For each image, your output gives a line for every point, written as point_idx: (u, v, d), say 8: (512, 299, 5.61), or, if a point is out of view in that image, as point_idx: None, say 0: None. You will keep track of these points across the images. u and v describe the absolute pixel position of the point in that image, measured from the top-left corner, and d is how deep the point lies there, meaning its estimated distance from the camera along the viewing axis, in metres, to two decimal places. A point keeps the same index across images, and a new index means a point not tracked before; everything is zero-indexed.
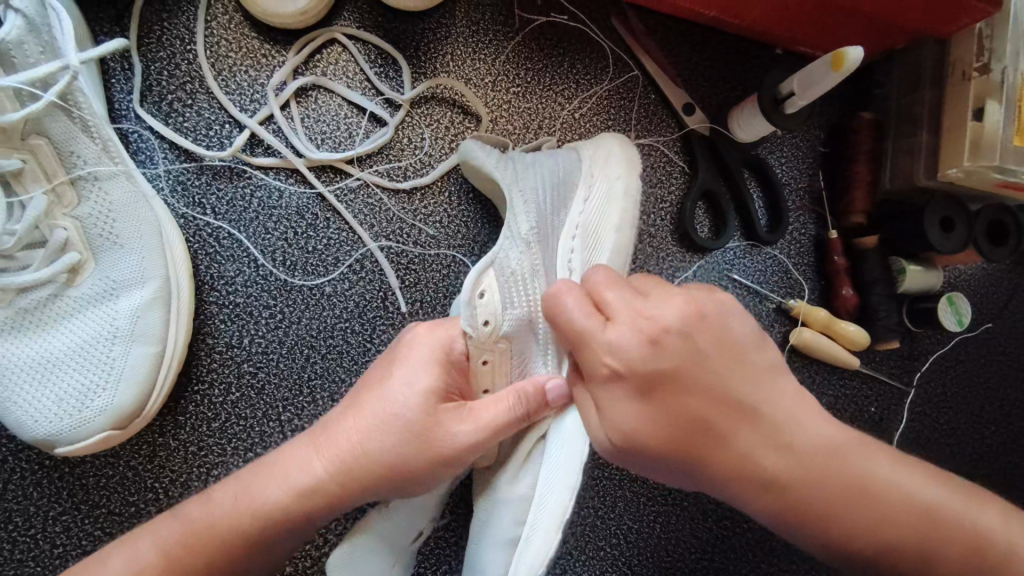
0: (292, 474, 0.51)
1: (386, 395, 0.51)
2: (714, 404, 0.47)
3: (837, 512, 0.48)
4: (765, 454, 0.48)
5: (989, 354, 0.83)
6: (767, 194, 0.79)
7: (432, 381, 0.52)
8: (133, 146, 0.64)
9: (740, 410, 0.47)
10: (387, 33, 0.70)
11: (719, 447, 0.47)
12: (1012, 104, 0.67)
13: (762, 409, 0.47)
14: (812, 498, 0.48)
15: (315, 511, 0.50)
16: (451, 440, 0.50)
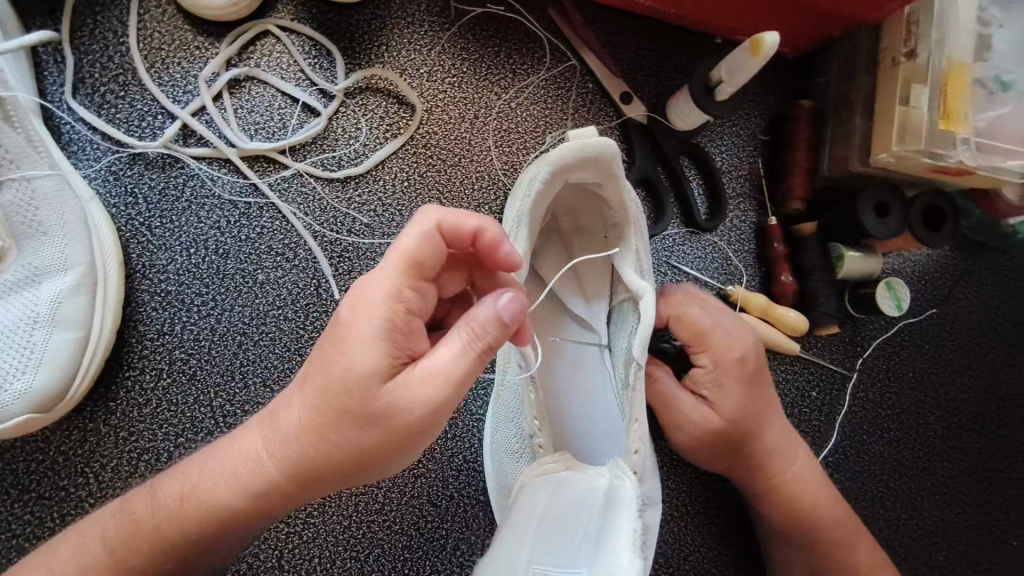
0: (253, 447, 0.49)
1: (319, 369, 0.46)
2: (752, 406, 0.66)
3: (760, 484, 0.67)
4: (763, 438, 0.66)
5: (933, 340, 0.84)
6: (706, 182, 0.79)
7: (366, 348, 0.44)
8: (65, 137, 0.65)
9: (753, 412, 0.66)
10: (321, 25, 0.71)
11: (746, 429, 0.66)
12: (937, 89, 0.66)
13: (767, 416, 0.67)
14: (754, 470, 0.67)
15: (276, 486, 0.49)
16: (400, 412, 0.44)
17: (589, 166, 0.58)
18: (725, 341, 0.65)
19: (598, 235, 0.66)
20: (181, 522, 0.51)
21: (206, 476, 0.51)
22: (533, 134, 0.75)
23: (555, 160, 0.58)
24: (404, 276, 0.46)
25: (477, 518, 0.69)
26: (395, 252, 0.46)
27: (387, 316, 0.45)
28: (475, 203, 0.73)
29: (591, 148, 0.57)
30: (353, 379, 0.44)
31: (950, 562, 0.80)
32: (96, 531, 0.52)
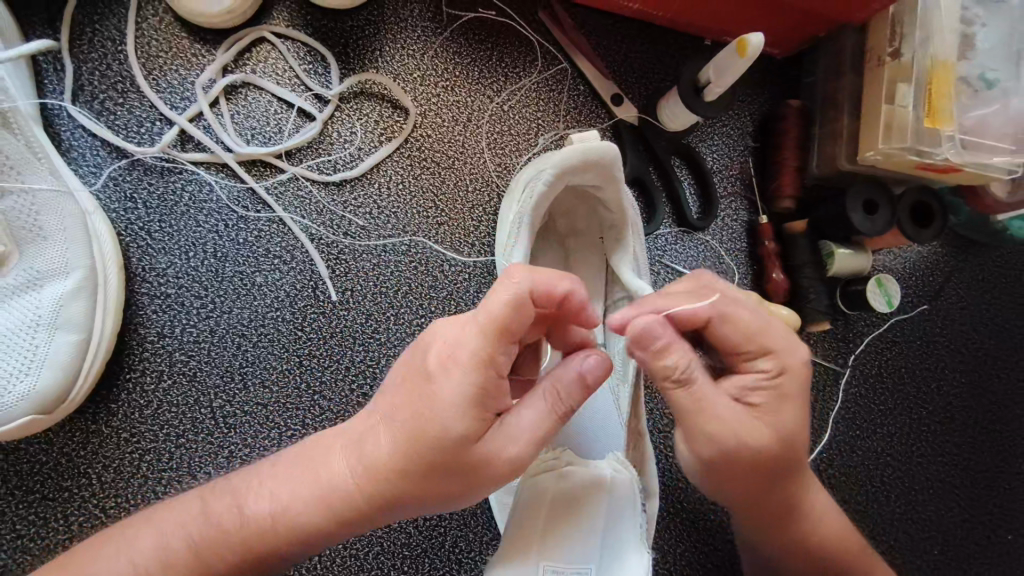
0: (333, 467, 0.48)
1: (413, 416, 0.44)
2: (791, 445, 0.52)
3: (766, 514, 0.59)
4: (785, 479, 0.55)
5: (924, 336, 0.84)
6: (697, 181, 0.80)
7: (461, 412, 0.43)
8: (65, 144, 0.66)
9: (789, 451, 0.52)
10: (316, 31, 0.72)
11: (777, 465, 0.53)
12: (921, 87, 0.67)
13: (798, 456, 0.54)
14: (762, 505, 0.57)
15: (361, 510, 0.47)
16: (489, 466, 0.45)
17: (590, 169, 0.59)
18: (788, 348, 0.50)
19: (595, 236, 0.67)
20: (266, 538, 0.49)
21: (286, 497, 0.49)
22: (526, 136, 0.77)
23: (559, 164, 0.58)
24: (488, 348, 0.43)
25: (475, 516, 0.70)
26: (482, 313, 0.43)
27: (477, 380, 0.43)
28: (470, 204, 0.74)
29: (593, 151, 0.57)
30: (453, 437, 0.44)
31: (945, 556, 0.80)
32: (179, 531, 0.51)
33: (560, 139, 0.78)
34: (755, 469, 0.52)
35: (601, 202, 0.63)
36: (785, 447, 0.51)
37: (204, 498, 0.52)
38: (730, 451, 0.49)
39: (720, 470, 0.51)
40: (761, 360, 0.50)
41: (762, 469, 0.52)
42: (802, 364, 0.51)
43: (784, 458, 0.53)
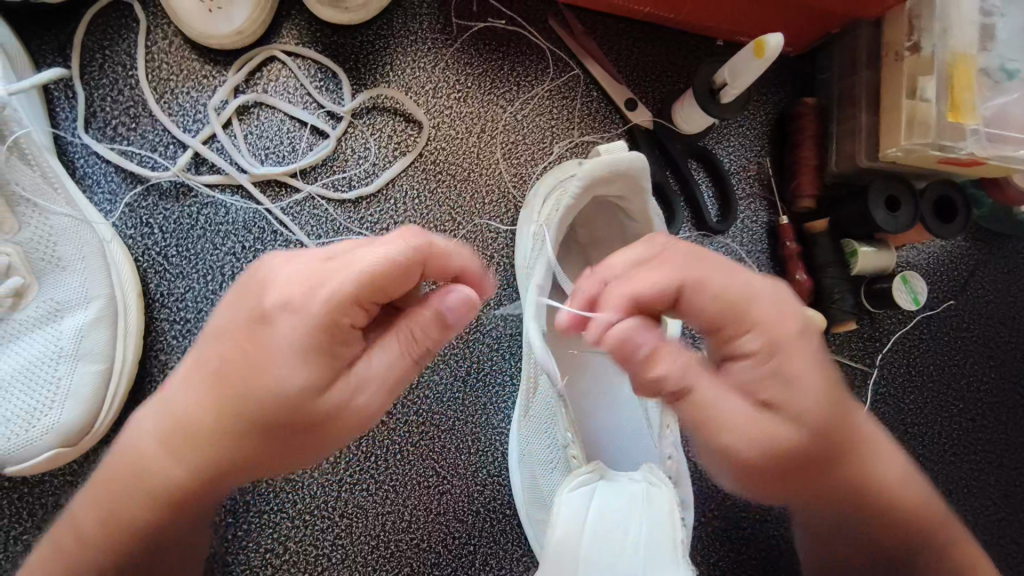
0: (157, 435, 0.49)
1: (238, 365, 0.46)
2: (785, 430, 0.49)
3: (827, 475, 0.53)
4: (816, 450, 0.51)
5: (952, 331, 0.83)
6: (714, 183, 0.79)
7: (295, 364, 0.45)
8: (80, 172, 0.65)
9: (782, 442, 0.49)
10: (326, 47, 0.72)
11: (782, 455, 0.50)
12: (943, 78, 0.66)
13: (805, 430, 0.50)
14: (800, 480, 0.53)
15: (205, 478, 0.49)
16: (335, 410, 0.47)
17: (619, 181, 0.58)
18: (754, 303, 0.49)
19: (617, 245, 0.65)
20: (117, 532, 0.49)
21: (129, 483, 0.49)
22: (541, 145, 0.76)
23: (592, 171, 0.57)
24: (337, 305, 0.45)
25: (505, 532, 0.69)
26: (335, 285, 0.45)
27: (314, 329, 0.45)
28: (487, 216, 0.73)
29: (621, 163, 0.56)
30: (286, 387, 0.45)
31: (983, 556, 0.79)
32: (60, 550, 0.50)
33: (575, 146, 0.77)
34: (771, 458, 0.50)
35: (626, 212, 0.62)
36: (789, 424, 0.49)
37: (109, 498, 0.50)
38: (755, 429, 0.48)
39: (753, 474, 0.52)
40: (752, 338, 0.49)
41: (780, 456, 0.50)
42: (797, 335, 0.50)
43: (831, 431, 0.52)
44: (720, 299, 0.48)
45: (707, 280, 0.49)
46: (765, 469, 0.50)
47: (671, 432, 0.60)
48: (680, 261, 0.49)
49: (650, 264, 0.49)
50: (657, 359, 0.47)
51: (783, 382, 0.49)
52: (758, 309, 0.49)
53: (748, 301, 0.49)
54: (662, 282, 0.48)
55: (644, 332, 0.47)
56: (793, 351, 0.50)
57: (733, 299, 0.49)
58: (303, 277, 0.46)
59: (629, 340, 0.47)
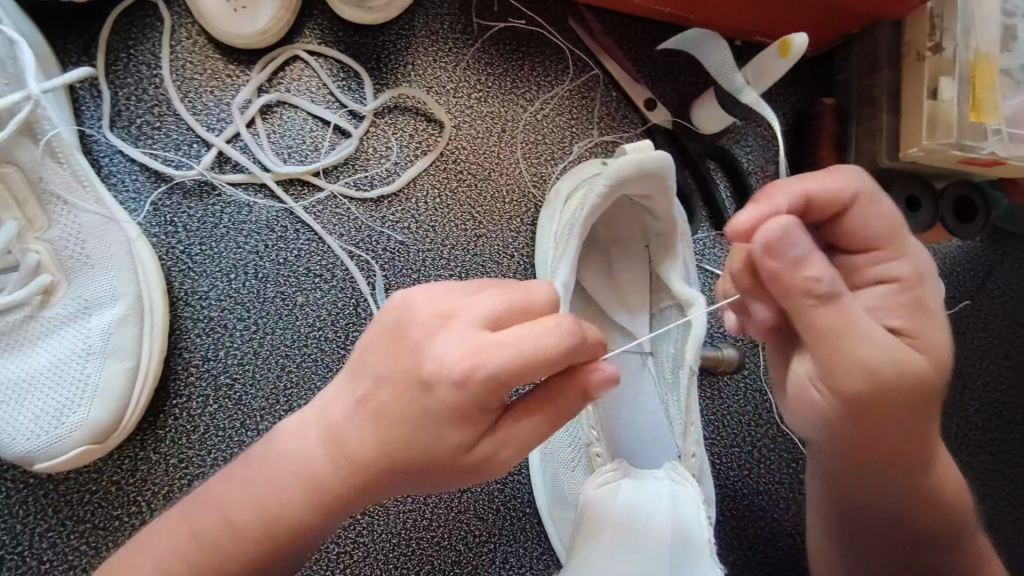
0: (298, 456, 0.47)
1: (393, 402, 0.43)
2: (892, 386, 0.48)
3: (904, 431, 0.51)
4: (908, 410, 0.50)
5: (969, 331, 0.83)
6: (732, 182, 0.79)
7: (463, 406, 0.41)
8: (105, 170, 0.66)
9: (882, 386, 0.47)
10: (348, 47, 0.72)
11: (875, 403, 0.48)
12: (965, 79, 0.67)
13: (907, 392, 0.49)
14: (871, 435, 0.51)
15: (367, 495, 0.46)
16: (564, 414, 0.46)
17: (645, 180, 0.58)
18: (906, 245, 0.50)
19: (640, 245, 0.67)
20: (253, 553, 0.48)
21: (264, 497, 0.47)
22: (561, 145, 0.76)
23: (620, 171, 0.57)
24: (498, 382, 0.41)
25: (525, 531, 0.69)
26: (496, 359, 0.40)
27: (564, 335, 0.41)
28: (508, 215, 0.73)
29: (647, 163, 0.56)
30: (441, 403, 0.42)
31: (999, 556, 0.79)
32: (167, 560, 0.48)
33: (595, 146, 0.77)
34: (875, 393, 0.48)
35: (651, 211, 0.63)
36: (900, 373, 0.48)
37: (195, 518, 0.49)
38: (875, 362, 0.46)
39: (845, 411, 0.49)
40: (891, 265, 0.50)
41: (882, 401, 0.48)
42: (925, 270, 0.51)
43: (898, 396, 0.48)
44: (890, 225, 0.50)
45: (876, 201, 0.49)
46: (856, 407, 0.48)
47: (694, 429, 0.60)
48: (858, 176, 0.49)
49: (827, 187, 0.49)
50: (806, 265, 0.43)
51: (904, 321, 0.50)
52: (908, 237, 0.50)
53: (900, 231, 0.50)
54: (836, 188, 0.48)
55: (802, 234, 0.43)
56: (930, 284, 0.50)
57: (894, 223, 0.50)
58: (457, 351, 0.41)
59: (799, 231, 0.43)
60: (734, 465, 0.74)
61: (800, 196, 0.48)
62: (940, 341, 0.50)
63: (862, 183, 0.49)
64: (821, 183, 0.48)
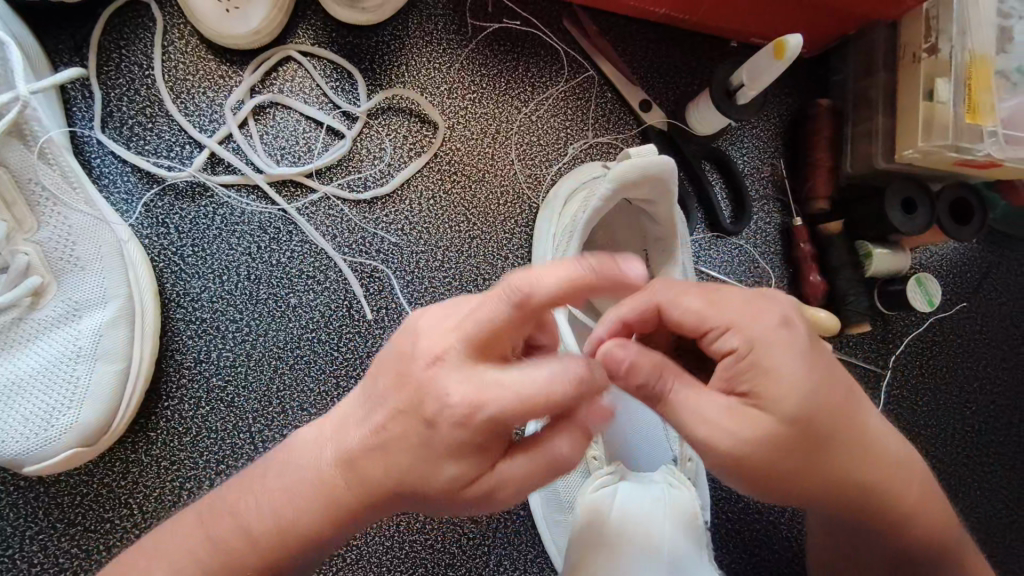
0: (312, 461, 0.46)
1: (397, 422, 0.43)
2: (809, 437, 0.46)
3: (845, 469, 0.49)
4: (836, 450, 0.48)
5: (965, 333, 0.83)
6: (728, 184, 0.79)
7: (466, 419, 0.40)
8: (97, 171, 0.65)
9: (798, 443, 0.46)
10: (342, 48, 0.71)
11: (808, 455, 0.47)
12: (961, 83, 0.67)
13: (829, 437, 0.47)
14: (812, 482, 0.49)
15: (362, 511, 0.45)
16: (562, 463, 0.44)
17: (646, 184, 0.57)
18: (749, 315, 0.47)
19: (636, 247, 0.66)
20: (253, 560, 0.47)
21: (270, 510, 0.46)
22: (555, 146, 0.76)
23: (620, 175, 0.57)
24: (501, 421, 0.39)
25: (519, 533, 0.69)
26: (500, 398, 0.39)
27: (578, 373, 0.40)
28: (503, 216, 0.73)
29: (649, 168, 0.56)
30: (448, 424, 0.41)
31: (995, 560, 0.78)
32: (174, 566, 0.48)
33: (590, 147, 0.77)
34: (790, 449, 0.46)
35: (649, 215, 0.62)
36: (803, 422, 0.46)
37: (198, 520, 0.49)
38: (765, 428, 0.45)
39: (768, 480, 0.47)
40: (729, 337, 0.46)
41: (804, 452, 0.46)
42: (775, 329, 0.46)
43: (840, 419, 0.48)
44: (695, 312, 0.47)
45: (682, 294, 0.48)
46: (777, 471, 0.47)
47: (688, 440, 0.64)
48: (660, 286, 0.48)
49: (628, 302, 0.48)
50: (635, 375, 0.44)
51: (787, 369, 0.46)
52: (726, 309, 0.47)
53: (716, 304, 0.47)
54: (638, 306, 0.48)
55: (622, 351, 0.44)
56: (773, 346, 0.46)
57: (705, 303, 0.47)
58: (459, 392, 0.39)
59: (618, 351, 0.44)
60: None
61: (615, 323, 0.48)
62: (797, 383, 0.45)
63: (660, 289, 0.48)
64: (626, 309, 0.48)
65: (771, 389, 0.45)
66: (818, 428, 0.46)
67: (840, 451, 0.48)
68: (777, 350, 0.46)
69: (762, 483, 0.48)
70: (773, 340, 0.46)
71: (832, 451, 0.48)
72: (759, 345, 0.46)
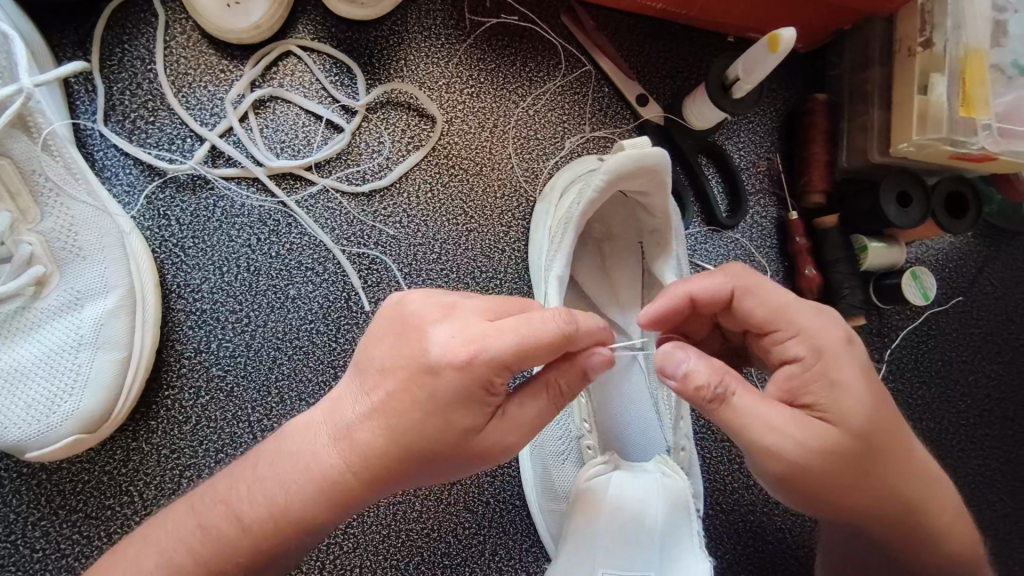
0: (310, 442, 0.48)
1: None
2: (859, 459, 0.49)
3: (884, 497, 0.52)
4: (881, 475, 0.51)
5: (961, 327, 0.83)
6: (725, 179, 0.79)
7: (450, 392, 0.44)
8: (99, 164, 0.66)
9: (846, 464, 0.49)
10: (341, 43, 0.72)
11: (854, 479, 0.50)
12: (955, 78, 0.67)
13: (875, 462, 0.50)
14: (855, 504, 0.52)
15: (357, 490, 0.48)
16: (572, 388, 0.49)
17: (640, 176, 0.58)
18: (824, 330, 0.50)
19: (633, 240, 0.67)
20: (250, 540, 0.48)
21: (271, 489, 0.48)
22: (552, 140, 0.76)
23: (615, 166, 0.57)
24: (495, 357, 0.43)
25: (514, 523, 0.70)
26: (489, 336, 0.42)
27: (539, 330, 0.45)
28: (499, 209, 0.74)
29: (644, 159, 0.56)
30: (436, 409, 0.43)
31: (990, 552, 0.79)
32: (173, 547, 0.49)
33: (587, 142, 0.77)
34: (840, 470, 0.49)
35: (645, 207, 0.63)
36: (856, 445, 0.49)
37: (197, 508, 0.50)
38: (824, 444, 0.48)
39: (819, 495, 0.51)
40: (795, 346, 0.50)
41: (850, 473, 0.50)
42: (842, 347, 0.50)
43: (891, 447, 0.51)
44: (771, 309, 0.51)
45: (761, 287, 0.52)
46: (825, 489, 0.50)
47: (684, 425, 0.62)
48: (738, 273, 0.52)
49: (705, 282, 0.52)
50: (691, 381, 0.47)
51: (860, 395, 0.49)
52: (799, 316, 0.50)
53: (788, 309, 0.51)
54: (715, 286, 0.52)
55: (680, 352, 0.48)
56: (839, 361, 0.49)
57: (776, 305, 0.51)
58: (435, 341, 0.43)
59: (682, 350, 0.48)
60: (723, 459, 0.75)
61: (684, 296, 0.53)
62: (851, 403, 0.49)
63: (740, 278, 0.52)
64: (700, 285, 0.52)
65: (832, 402, 0.49)
66: (872, 448, 0.50)
67: (886, 469, 0.51)
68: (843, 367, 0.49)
69: (816, 498, 0.51)
70: (841, 355, 0.50)
71: (882, 470, 0.51)
72: (825, 357, 0.50)
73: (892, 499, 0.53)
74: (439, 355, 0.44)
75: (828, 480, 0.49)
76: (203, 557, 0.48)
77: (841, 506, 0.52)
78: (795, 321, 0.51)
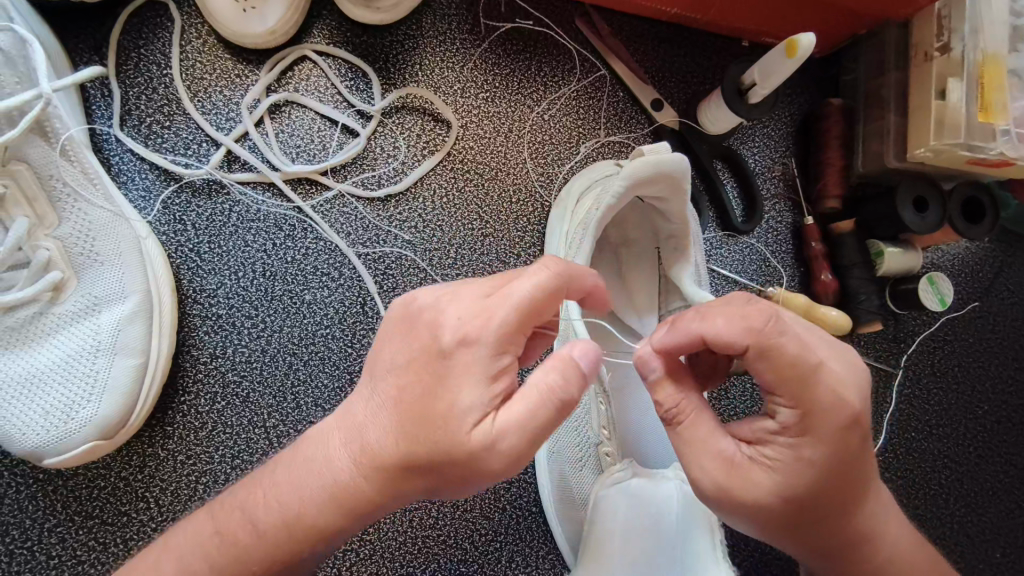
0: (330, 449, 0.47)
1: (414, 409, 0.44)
2: (809, 503, 0.48)
3: (830, 532, 0.51)
4: (830, 514, 0.49)
5: (977, 333, 0.83)
6: (740, 185, 0.79)
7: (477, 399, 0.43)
8: (115, 169, 0.66)
9: (794, 508, 0.48)
10: (356, 47, 0.72)
11: (801, 520, 0.49)
12: (974, 82, 0.67)
13: (823, 506, 0.48)
14: (801, 539, 0.51)
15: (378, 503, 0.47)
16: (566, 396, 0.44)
17: (660, 181, 0.58)
18: (818, 384, 0.45)
19: (648, 245, 0.67)
20: (267, 547, 0.48)
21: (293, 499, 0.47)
22: (567, 145, 0.76)
23: (635, 169, 0.57)
24: None
25: (530, 530, 0.69)
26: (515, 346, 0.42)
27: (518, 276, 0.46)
28: (513, 213, 0.74)
29: (664, 164, 0.56)
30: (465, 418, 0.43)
31: (1008, 559, 0.78)
32: (193, 556, 0.49)
33: (602, 146, 0.77)
34: (788, 512, 0.48)
35: (662, 213, 0.63)
36: (808, 490, 0.47)
37: (215, 516, 0.50)
38: (772, 489, 0.46)
39: (766, 528, 0.49)
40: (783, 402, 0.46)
41: (796, 515, 0.48)
42: (832, 401, 0.45)
43: (844, 492, 0.49)
44: (786, 362, 0.44)
45: (776, 346, 0.44)
46: (774, 524, 0.49)
47: None
48: (762, 322, 0.45)
49: (729, 321, 0.45)
50: (660, 387, 0.49)
51: (823, 446, 0.46)
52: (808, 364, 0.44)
53: (803, 364, 0.44)
54: (730, 333, 0.45)
55: (653, 359, 0.49)
56: (823, 417, 0.45)
57: (788, 364, 0.44)
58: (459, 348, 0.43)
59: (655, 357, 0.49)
60: None
61: (697, 338, 0.47)
62: (815, 448, 0.46)
63: (762, 322, 0.45)
64: (711, 328, 0.46)
65: (790, 451, 0.46)
66: (822, 494, 0.48)
67: (836, 509, 0.49)
68: (837, 427, 0.45)
69: (762, 530, 0.50)
70: (828, 411, 0.45)
71: (830, 511, 0.49)
72: (819, 417, 0.45)
73: (839, 534, 0.51)
74: (479, 364, 0.43)
75: (776, 519, 0.48)
76: (225, 566, 0.48)
77: (786, 537, 0.51)
78: (800, 372, 0.44)
